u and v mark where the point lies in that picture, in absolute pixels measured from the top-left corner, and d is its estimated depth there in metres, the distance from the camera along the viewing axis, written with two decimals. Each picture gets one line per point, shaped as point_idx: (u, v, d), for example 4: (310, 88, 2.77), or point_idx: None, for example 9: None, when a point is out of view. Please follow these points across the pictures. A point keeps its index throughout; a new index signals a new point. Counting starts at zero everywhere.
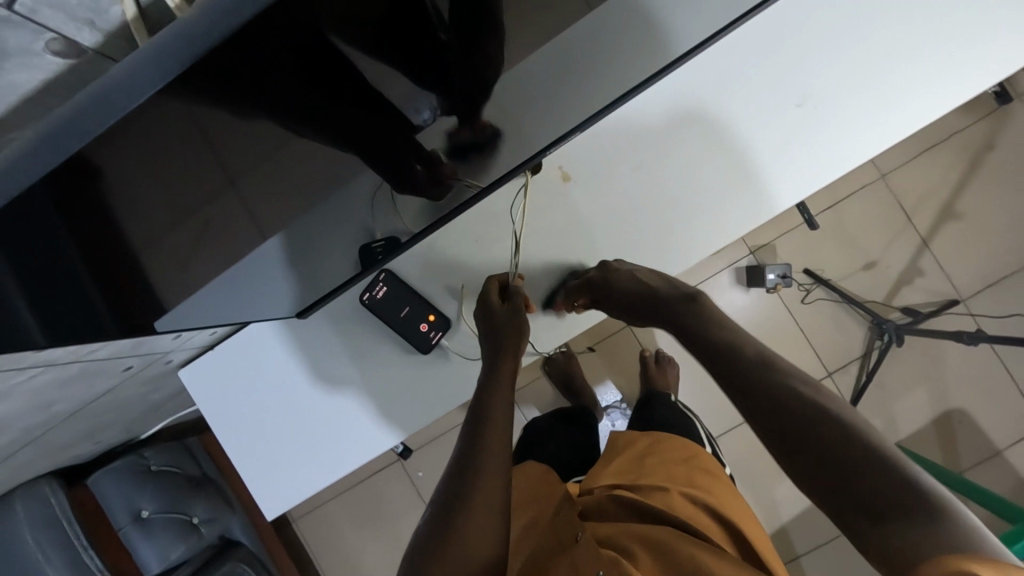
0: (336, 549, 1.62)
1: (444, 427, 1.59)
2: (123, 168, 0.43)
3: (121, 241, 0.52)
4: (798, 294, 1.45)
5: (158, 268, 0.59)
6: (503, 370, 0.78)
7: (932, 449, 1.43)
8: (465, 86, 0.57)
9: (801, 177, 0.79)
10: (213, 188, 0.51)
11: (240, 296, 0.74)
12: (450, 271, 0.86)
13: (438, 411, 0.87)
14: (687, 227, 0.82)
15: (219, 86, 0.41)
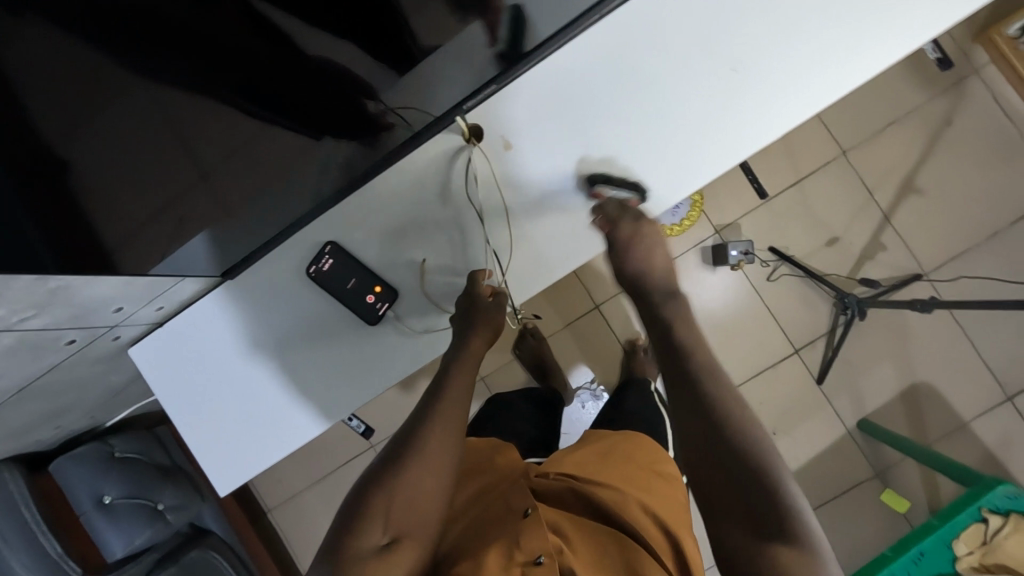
0: (311, 538, 1.61)
1: None
2: (84, 155, 0.52)
3: (104, 228, 0.61)
4: (763, 272, 1.46)
5: (145, 253, 0.68)
6: (467, 350, 0.81)
7: (899, 422, 1.44)
8: (380, 41, 0.58)
9: (744, 134, 0.79)
10: (172, 167, 0.59)
11: (179, 268, 0.75)
12: (396, 244, 0.86)
13: (390, 380, 0.87)
14: (634, 187, 0.81)
15: (125, 55, 0.48)
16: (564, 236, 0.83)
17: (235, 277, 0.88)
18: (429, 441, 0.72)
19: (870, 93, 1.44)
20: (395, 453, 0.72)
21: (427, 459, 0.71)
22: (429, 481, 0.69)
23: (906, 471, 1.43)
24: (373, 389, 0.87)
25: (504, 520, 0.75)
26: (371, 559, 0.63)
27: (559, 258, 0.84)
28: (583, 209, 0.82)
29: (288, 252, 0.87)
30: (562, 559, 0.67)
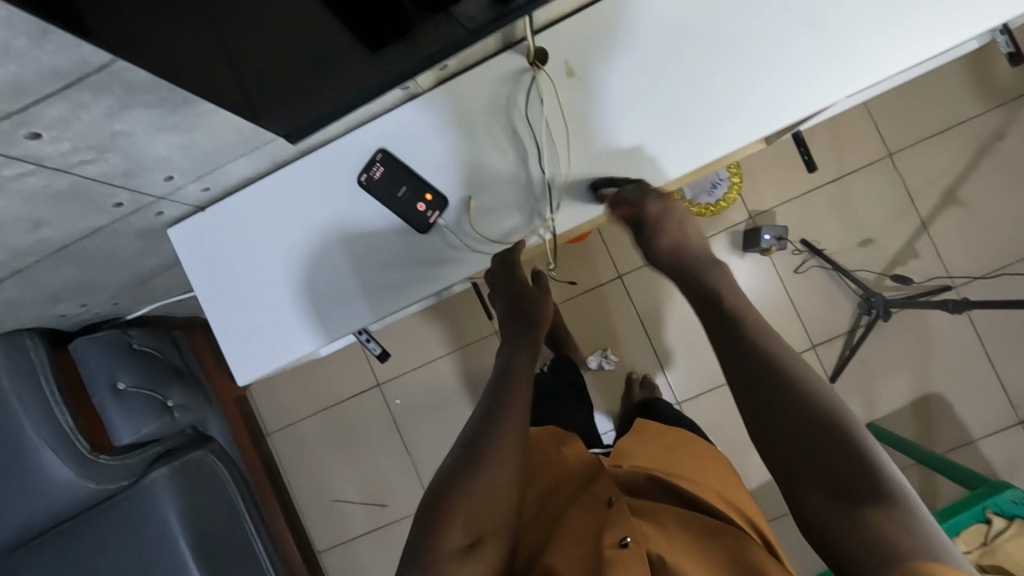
0: (306, 465, 1.64)
1: (425, 358, 1.60)
2: (112, 25, 0.49)
3: (141, 96, 0.59)
4: (792, 262, 1.45)
5: (160, 130, 0.66)
6: (520, 347, 0.90)
7: (907, 430, 1.43)
8: None
9: (824, 86, 0.78)
10: (201, 47, 0.56)
11: (215, 145, 0.75)
12: (446, 161, 0.86)
13: (429, 287, 0.86)
14: (705, 125, 0.80)
15: None
16: (627, 167, 0.82)
17: (294, 163, 0.88)
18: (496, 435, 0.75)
19: (924, 99, 1.43)
20: (472, 447, 0.74)
21: (505, 458, 0.73)
22: (500, 474, 0.72)
23: (907, 480, 1.42)
24: (411, 293, 0.87)
25: (588, 506, 0.76)
26: (457, 560, 0.65)
27: (619, 189, 0.82)
28: (649, 143, 0.81)
29: (337, 152, 0.87)
30: (651, 543, 0.68)
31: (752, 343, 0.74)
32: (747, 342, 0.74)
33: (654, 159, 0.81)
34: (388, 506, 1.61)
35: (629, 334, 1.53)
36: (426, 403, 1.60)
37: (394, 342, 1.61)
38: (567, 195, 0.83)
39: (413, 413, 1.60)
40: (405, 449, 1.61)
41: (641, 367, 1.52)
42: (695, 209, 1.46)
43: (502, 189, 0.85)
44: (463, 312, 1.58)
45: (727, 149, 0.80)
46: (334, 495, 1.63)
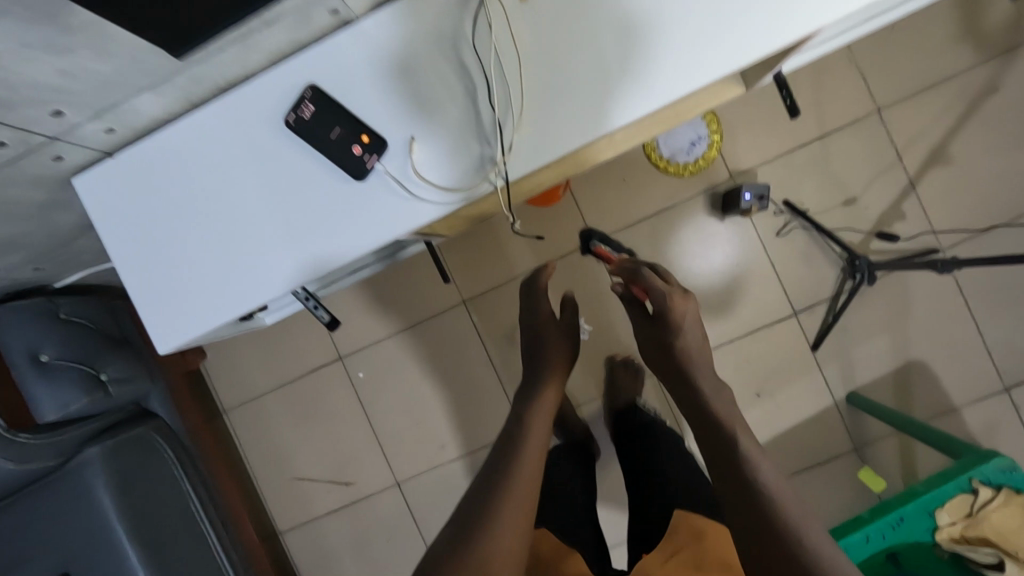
0: (266, 443, 1.55)
1: (388, 330, 1.51)
2: None
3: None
4: (773, 224, 1.38)
5: (28, 48, 0.57)
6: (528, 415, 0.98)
7: (888, 399, 1.37)
8: None
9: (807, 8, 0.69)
10: None
11: (108, 74, 0.65)
12: (386, 98, 0.76)
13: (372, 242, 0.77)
14: (674, 54, 0.71)
15: None
16: (588, 104, 0.73)
17: (213, 103, 0.78)
18: (504, 506, 0.79)
19: (913, 50, 1.34)
20: (477, 508, 0.78)
21: (509, 514, 0.78)
22: (506, 541, 0.75)
23: (888, 450, 1.37)
24: (353, 249, 0.77)
25: None
26: None
27: (579, 128, 0.73)
28: (612, 75, 0.72)
29: (262, 89, 0.77)
30: None
31: (734, 464, 0.78)
32: (731, 464, 0.78)
33: (618, 92, 0.72)
34: (352, 485, 1.54)
35: (603, 302, 1.44)
36: (391, 377, 1.52)
37: (356, 313, 1.52)
38: (522, 135, 0.74)
39: (377, 388, 1.52)
40: (368, 426, 1.53)
41: (615, 337, 1.45)
42: (672, 168, 1.38)
43: (449, 128, 0.75)
44: (427, 281, 1.49)
45: (702, 81, 0.71)
46: (296, 474, 1.55)
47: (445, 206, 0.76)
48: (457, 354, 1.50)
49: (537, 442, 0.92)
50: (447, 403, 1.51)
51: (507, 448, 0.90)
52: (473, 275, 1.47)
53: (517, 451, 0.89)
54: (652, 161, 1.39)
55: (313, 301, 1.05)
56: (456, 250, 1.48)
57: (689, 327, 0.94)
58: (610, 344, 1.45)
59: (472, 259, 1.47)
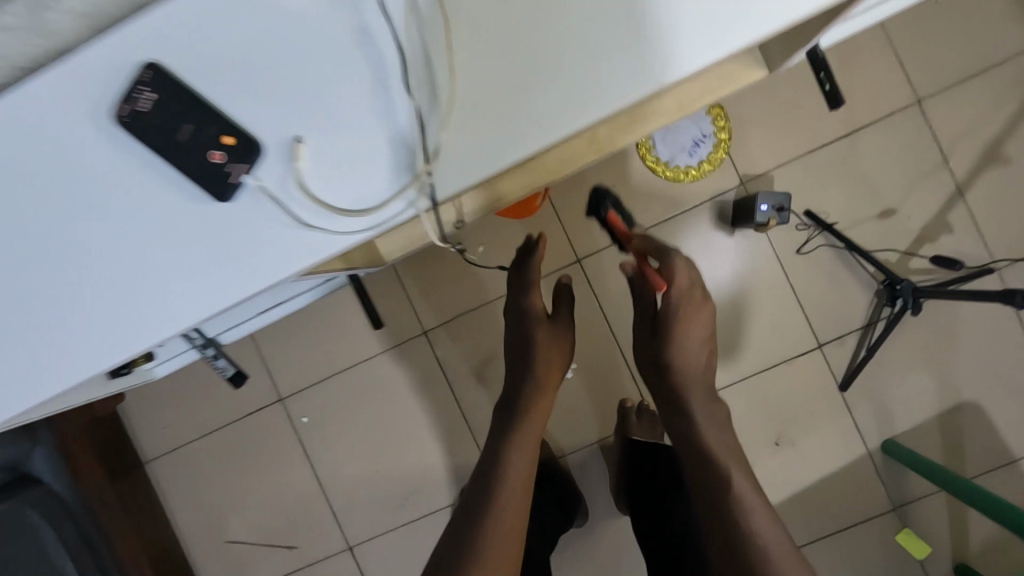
0: (196, 499, 1.32)
1: (338, 366, 1.28)
2: None
3: None
4: (793, 240, 1.15)
5: None
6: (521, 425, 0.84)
7: (933, 448, 1.15)
8: None
9: None
10: None
11: None
12: (257, 84, 0.52)
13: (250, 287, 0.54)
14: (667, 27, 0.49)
15: None
16: (548, 91, 0.50)
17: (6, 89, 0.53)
18: (496, 525, 0.72)
19: (962, 28, 1.11)
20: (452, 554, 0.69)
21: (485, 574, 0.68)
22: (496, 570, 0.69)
23: (933, 509, 1.14)
24: (223, 295, 0.54)
25: None
26: None
27: (534, 125, 0.50)
28: (582, 48, 0.49)
29: (77, 67, 0.52)
30: None
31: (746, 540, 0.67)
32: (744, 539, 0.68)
33: (591, 73, 0.49)
34: (297, 548, 1.31)
35: (591, 333, 1.21)
36: (341, 421, 1.28)
37: (299, 347, 1.28)
38: (453, 135, 0.51)
39: (324, 434, 1.29)
40: (315, 479, 1.30)
41: (605, 374, 1.22)
42: (671, 173, 1.16)
43: (349, 125, 0.52)
44: (382, 308, 1.26)
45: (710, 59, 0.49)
46: (231, 535, 1.32)
47: (348, 237, 0.53)
48: (419, 393, 1.27)
49: (529, 443, 0.82)
50: (407, 451, 1.28)
51: (501, 448, 0.81)
52: (436, 301, 1.25)
53: (509, 455, 0.80)
54: (648, 166, 1.16)
55: (212, 351, 0.82)
56: (416, 271, 1.25)
57: (691, 340, 0.79)
58: (601, 383, 1.22)
59: (434, 282, 1.24)
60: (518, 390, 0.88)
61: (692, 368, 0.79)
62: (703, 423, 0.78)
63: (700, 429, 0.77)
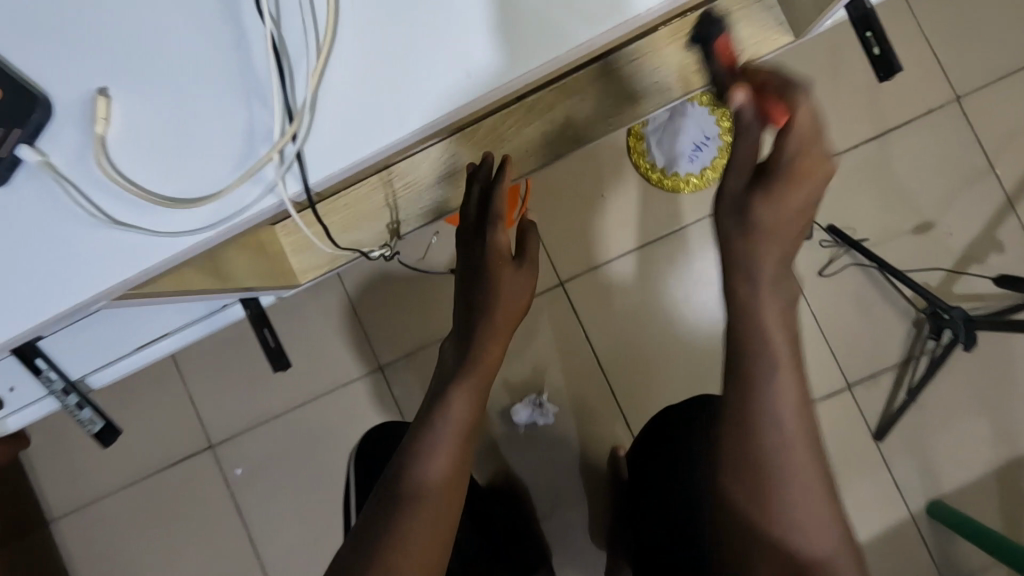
0: (108, 567, 1.10)
1: (279, 407, 1.08)
2: None
3: None
4: (815, 260, 0.97)
5: None
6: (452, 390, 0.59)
7: (991, 511, 0.94)
8: None
9: None
10: None
11: None
12: (58, 34, 0.38)
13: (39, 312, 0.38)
14: None
15: None
16: (455, 36, 0.36)
17: None
18: (427, 511, 0.50)
19: (1004, 14, 0.95)
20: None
21: None
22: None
23: None
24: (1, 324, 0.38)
25: None
26: None
27: (436, 80, 0.36)
28: None
29: None
30: None
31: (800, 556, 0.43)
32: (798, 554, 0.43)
33: (518, 14, 0.36)
34: None
35: (576, 370, 1.01)
36: (281, 473, 1.08)
37: (234, 383, 1.08)
38: (321, 92, 0.36)
39: (260, 489, 1.08)
40: (248, 543, 1.08)
41: (593, 421, 1.01)
42: (669, 182, 1.00)
43: (182, 80, 0.37)
44: (333, 337, 1.07)
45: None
46: None
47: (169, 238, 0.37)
48: None
49: (482, 386, 0.60)
50: None
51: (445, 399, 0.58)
52: (395, 330, 1.06)
53: (457, 411, 0.57)
54: (643, 174, 1.00)
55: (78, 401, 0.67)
56: (372, 295, 1.06)
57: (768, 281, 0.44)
58: (586, 431, 1.00)
59: (394, 308, 1.06)
60: (471, 318, 0.63)
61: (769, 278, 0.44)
62: (780, 381, 0.43)
63: (768, 370, 0.43)
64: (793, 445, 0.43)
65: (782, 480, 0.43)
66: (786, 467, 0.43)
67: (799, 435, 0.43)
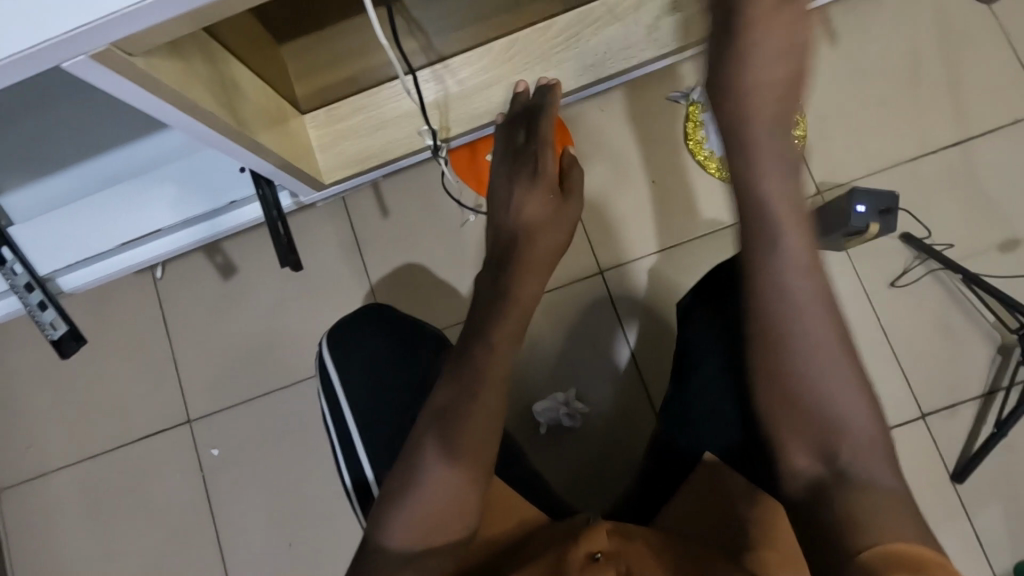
0: (48, 554, 0.95)
1: (269, 383, 0.96)
2: None
3: None
4: (889, 270, 0.87)
5: None
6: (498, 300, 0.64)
7: None
8: None
9: None
10: None
11: None
12: None
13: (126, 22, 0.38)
14: None
15: None
16: None
17: None
18: (427, 497, 0.54)
19: None
20: (401, 469, 0.56)
21: (446, 467, 0.55)
22: (457, 486, 0.55)
23: None
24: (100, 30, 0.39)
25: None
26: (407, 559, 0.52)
27: None
28: None
29: None
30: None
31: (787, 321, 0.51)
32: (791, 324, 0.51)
33: None
34: None
35: (611, 369, 0.89)
36: (262, 461, 0.94)
37: (226, 353, 0.97)
38: None
39: (236, 477, 0.94)
40: (213, 540, 0.93)
41: (629, 430, 0.88)
42: (728, 173, 0.91)
43: None
44: (342, 311, 0.96)
45: None
46: None
47: None
48: None
49: (516, 322, 0.63)
50: (343, 512, 0.92)
51: (460, 368, 0.60)
52: (411, 308, 0.95)
53: (461, 425, 0.56)
54: (699, 162, 0.92)
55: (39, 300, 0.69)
56: (390, 268, 0.96)
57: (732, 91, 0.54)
58: (616, 439, 0.88)
59: (413, 283, 0.96)
60: (496, 272, 0.66)
61: (780, 207, 0.52)
62: (804, 287, 0.51)
63: (786, 269, 0.51)
64: (824, 317, 0.51)
65: (812, 364, 0.50)
66: (813, 351, 0.51)
67: (823, 327, 0.51)
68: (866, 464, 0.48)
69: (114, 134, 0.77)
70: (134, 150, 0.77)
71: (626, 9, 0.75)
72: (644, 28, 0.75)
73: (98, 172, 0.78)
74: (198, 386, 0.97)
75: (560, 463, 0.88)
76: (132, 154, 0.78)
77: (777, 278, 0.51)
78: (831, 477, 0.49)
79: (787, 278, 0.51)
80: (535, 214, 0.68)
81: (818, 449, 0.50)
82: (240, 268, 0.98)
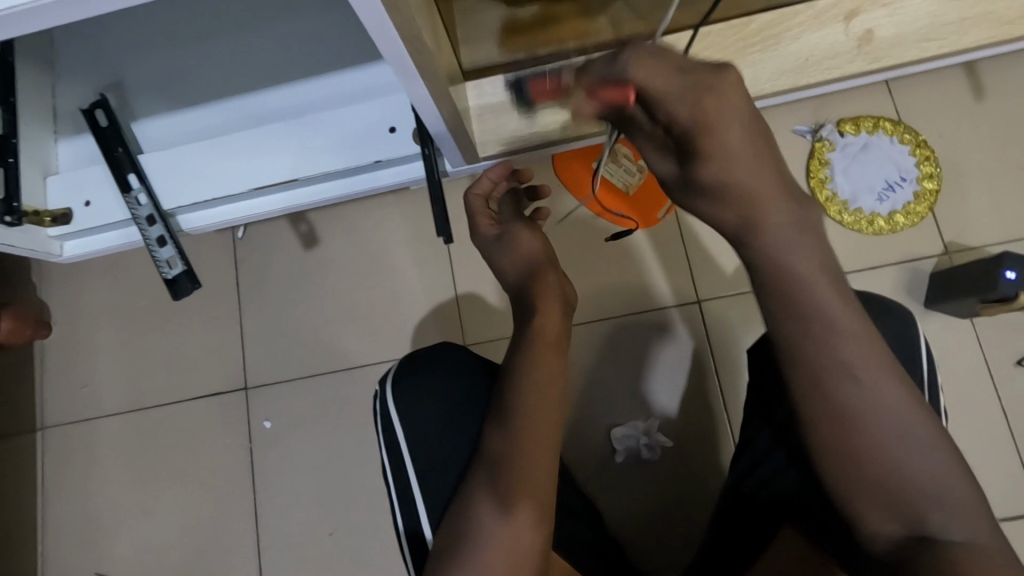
0: (80, 500, 0.92)
1: (334, 364, 0.92)
2: None
3: None
4: (1015, 348, 0.80)
5: None
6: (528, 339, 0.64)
7: None
8: None
9: None
10: None
11: None
12: None
13: None
14: None
15: None
16: None
17: None
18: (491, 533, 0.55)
19: None
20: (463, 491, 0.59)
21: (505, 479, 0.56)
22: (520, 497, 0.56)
23: None
24: None
25: None
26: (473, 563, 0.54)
27: None
28: None
29: None
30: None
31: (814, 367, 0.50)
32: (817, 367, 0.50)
33: None
34: None
35: (691, 405, 0.83)
36: (312, 442, 0.90)
37: (293, 324, 0.94)
38: None
39: (282, 454, 0.90)
40: (247, 515, 0.89)
41: (705, 472, 0.82)
42: (850, 218, 0.85)
43: None
44: (418, 300, 0.93)
45: None
46: (106, 566, 0.91)
47: None
48: None
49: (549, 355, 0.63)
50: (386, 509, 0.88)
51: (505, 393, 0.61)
52: (489, 307, 0.91)
53: (509, 486, 0.56)
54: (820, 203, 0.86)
55: (158, 236, 0.73)
56: (473, 264, 0.92)
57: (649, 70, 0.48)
58: (683, 484, 0.82)
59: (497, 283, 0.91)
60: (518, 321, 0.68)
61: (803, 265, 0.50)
62: (874, 375, 0.49)
63: (847, 352, 0.49)
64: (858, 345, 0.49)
65: (864, 400, 0.49)
66: (882, 433, 0.48)
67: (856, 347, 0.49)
68: (957, 525, 0.46)
69: (265, 79, 0.78)
70: (280, 95, 0.78)
71: (834, 16, 0.74)
72: (855, 38, 0.74)
73: (247, 108, 0.79)
74: (263, 354, 0.94)
75: (626, 499, 0.82)
76: (278, 98, 0.78)
77: (832, 373, 0.49)
78: (918, 543, 0.46)
79: (849, 366, 0.49)
80: (536, 250, 0.68)
81: (902, 513, 0.48)
82: (323, 241, 0.95)
